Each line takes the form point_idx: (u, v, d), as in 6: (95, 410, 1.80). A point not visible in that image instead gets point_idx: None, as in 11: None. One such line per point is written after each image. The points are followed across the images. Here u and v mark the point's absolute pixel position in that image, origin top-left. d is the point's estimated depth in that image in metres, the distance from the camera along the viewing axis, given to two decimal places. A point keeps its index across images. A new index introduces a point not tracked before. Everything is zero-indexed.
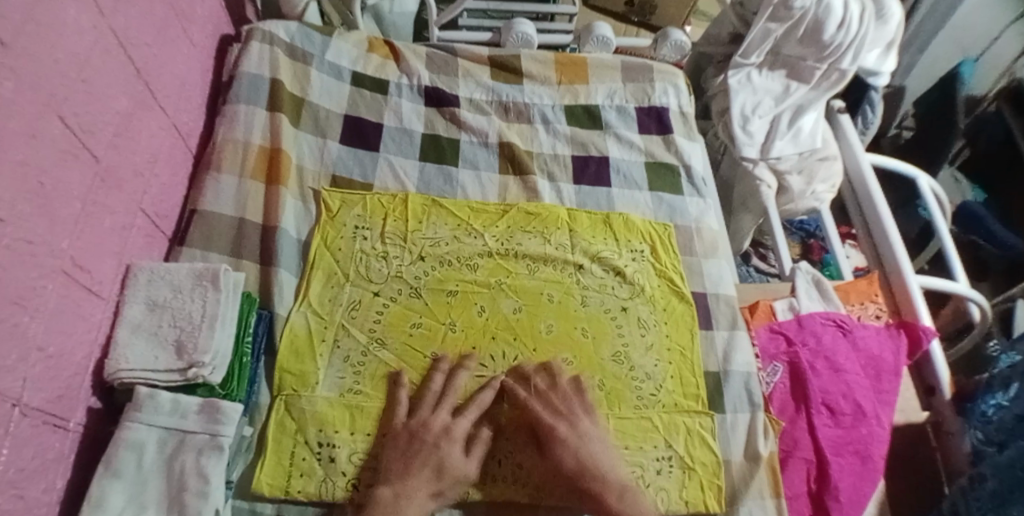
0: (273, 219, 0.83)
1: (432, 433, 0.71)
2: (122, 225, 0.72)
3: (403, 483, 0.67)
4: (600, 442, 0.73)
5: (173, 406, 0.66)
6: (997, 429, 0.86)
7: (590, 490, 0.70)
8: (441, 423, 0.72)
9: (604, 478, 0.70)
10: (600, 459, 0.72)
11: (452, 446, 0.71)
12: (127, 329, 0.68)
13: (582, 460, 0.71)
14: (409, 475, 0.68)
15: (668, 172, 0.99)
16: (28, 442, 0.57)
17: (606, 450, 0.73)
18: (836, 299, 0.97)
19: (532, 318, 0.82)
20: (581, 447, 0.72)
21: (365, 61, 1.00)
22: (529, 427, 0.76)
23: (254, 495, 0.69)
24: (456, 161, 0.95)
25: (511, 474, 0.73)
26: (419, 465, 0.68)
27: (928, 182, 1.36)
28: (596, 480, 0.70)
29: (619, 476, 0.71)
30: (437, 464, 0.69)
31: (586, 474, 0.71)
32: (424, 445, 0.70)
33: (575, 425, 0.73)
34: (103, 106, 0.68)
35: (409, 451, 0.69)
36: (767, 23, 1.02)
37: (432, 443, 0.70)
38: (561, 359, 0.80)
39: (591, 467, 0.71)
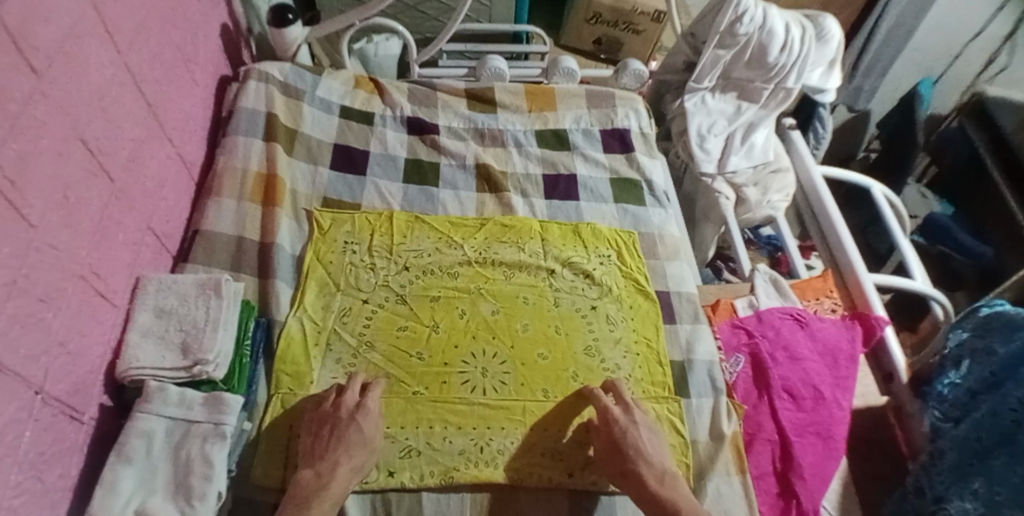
0: (269, 236, 0.91)
1: (345, 411, 0.74)
2: (133, 241, 0.79)
3: (326, 463, 0.70)
4: (651, 429, 0.78)
5: (180, 399, 0.72)
6: (951, 405, 0.93)
7: (631, 470, 0.74)
8: (352, 401, 0.75)
9: (649, 459, 0.75)
10: (646, 445, 0.76)
11: (366, 423, 0.74)
12: (137, 333, 0.75)
13: (626, 442, 0.76)
14: (333, 455, 0.71)
15: (631, 187, 1.08)
16: (47, 428, 0.63)
17: (655, 437, 0.77)
18: (792, 295, 1.06)
19: (509, 317, 0.89)
20: (629, 430, 0.77)
21: (352, 96, 1.10)
22: (510, 417, 0.81)
23: (253, 484, 0.74)
24: (437, 182, 1.04)
25: (493, 459, 0.78)
26: (340, 445, 0.71)
27: (881, 190, 1.46)
28: (641, 461, 0.74)
29: (661, 461, 0.75)
30: (354, 443, 0.72)
31: (627, 455, 0.75)
32: (339, 423, 0.73)
33: (631, 411, 0.78)
34: (119, 134, 0.77)
35: (333, 434, 0.72)
36: (715, 51, 1.12)
37: (346, 420, 0.73)
38: (541, 355, 0.86)
39: (633, 448, 0.75)
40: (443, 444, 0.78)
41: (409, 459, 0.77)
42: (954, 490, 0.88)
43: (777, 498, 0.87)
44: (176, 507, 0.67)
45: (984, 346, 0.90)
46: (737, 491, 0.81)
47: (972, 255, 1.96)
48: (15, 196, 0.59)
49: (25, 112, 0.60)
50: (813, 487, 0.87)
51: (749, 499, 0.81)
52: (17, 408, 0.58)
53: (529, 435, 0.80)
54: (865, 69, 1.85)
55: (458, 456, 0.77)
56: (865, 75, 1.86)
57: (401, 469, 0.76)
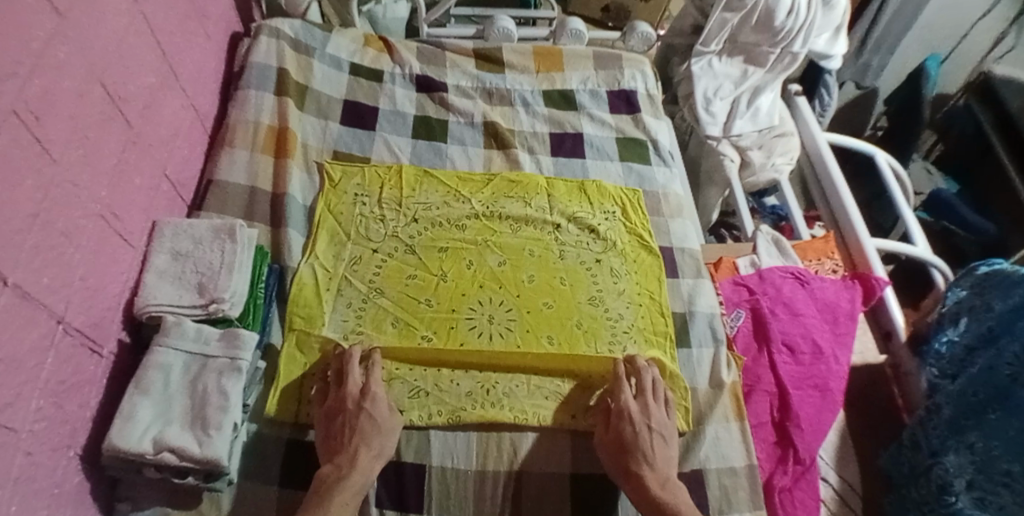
0: (281, 186, 0.93)
1: (352, 401, 0.75)
2: (148, 186, 0.81)
3: (345, 456, 0.71)
4: (663, 437, 0.77)
5: (197, 334, 0.75)
6: (948, 362, 0.95)
7: (636, 472, 0.74)
8: (355, 389, 0.76)
9: (654, 464, 0.75)
10: (655, 451, 0.76)
11: (374, 409, 0.74)
12: (154, 273, 0.78)
13: (631, 442, 0.75)
14: (351, 448, 0.72)
15: (637, 146, 1.10)
16: (68, 358, 0.65)
17: (666, 445, 0.77)
18: (794, 255, 1.07)
19: (515, 268, 0.91)
20: (642, 433, 0.76)
21: (362, 54, 1.11)
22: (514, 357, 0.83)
23: (268, 418, 0.78)
24: (445, 138, 1.06)
25: (499, 401, 0.80)
26: (354, 438, 0.72)
27: (884, 158, 1.47)
28: (648, 467, 0.74)
29: (667, 468, 0.75)
30: (369, 432, 0.73)
31: (635, 457, 0.75)
32: (348, 417, 0.74)
33: (645, 413, 0.78)
34: (135, 82, 0.78)
35: (347, 426, 0.73)
36: (723, 13, 1.14)
37: (350, 409, 0.74)
38: (546, 305, 0.88)
39: (641, 453, 0.75)
40: (450, 386, 0.80)
41: (418, 399, 0.79)
42: (949, 444, 0.91)
43: (774, 446, 0.89)
44: (193, 437, 0.69)
45: (982, 303, 0.91)
46: (735, 436, 0.84)
47: (973, 230, 1.95)
48: (38, 131, 0.61)
49: (47, 51, 0.61)
50: (809, 436, 0.89)
51: (746, 443, 0.84)
52: (38, 336, 0.60)
53: (534, 377, 0.83)
54: (874, 44, 1.84)
55: (465, 397, 0.80)
56: (873, 50, 1.85)
57: (410, 408, 0.78)
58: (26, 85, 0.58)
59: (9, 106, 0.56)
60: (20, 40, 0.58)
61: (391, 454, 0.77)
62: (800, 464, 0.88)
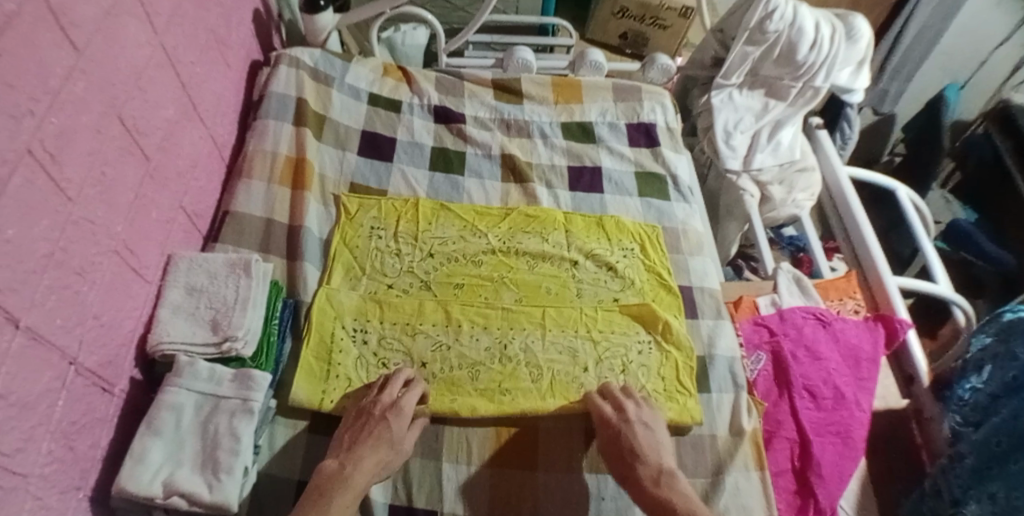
0: (298, 219, 0.92)
1: (380, 407, 0.75)
2: (165, 219, 0.81)
3: (352, 455, 0.71)
4: (648, 425, 0.78)
5: (210, 374, 0.74)
6: (972, 409, 0.91)
7: (630, 475, 0.74)
8: (389, 397, 0.76)
9: (646, 460, 0.75)
10: (644, 444, 0.76)
11: (397, 423, 0.74)
12: (168, 309, 0.77)
13: (624, 443, 0.76)
14: (360, 451, 0.71)
15: (656, 181, 1.09)
16: (80, 398, 0.64)
17: (653, 432, 0.77)
18: (815, 294, 1.05)
19: (531, 304, 0.89)
20: (625, 430, 0.76)
21: (381, 84, 1.11)
22: (530, 320, 0.87)
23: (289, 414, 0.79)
24: (463, 171, 1.05)
25: (516, 355, 0.84)
26: (370, 441, 0.72)
27: (906, 193, 1.44)
28: (639, 464, 0.74)
29: (660, 461, 0.75)
30: (384, 440, 0.72)
31: (625, 457, 0.75)
32: (371, 420, 0.74)
33: (624, 410, 0.78)
34: (155, 113, 0.78)
35: (366, 430, 0.73)
36: (744, 47, 1.12)
37: (380, 418, 0.74)
38: (561, 344, 0.86)
39: (630, 451, 0.75)
40: (470, 341, 0.85)
41: (440, 353, 0.84)
42: (971, 494, 0.89)
43: (794, 496, 0.87)
44: (204, 480, 0.68)
45: (1007, 351, 0.88)
46: (755, 486, 0.81)
47: (995, 262, 1.90)
48: (54, 170, 0.60)
49: (65, 87, 0.61)
50: (831, 485, 0.86)
51: (767, 494, 0.81)
52: (50, 378, 0.59)
53: (548, 333, 0.86)
54: (892, 72, 1.82)
55: (484, 352, 0.84)
56: (891, 77, 1.83)
57: (432, 362, 0.83)
58: (42, 124, 0.58)
59: (24, 146, 0.56)
60: (39, 79, 0.57)
61: (403, 499, 0.75)
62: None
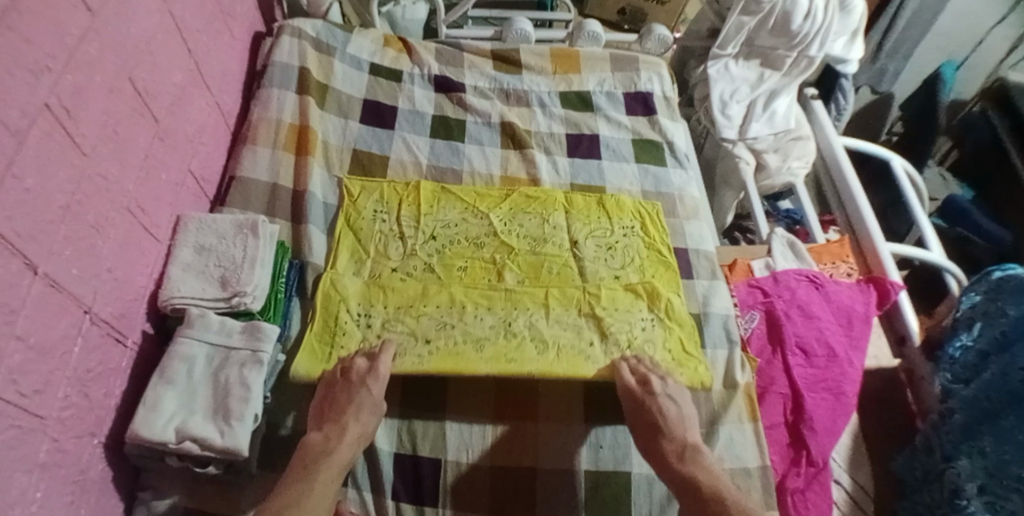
0: (302, 184, 0.94)
1: (357, 373, 0.76)
2: (174, 181, 0.83)
3: (335, 426, 0.72)
4: (673, 397, 0.79)
5: (220, 326, 0.77)
6: (962, 367, 0.94)
7: (657, 449, 0.76)
8: (364, 364, 0.77)
9: (671, 434, 0.76)
10: (670, 418, 0.77)
11: (376, 387, 0.75)
12: (179, 267, 0.79)
13: (651, 416, 0.77)
14: (345, 419, 0.73)
15: (653, 148, 1.11)
16: (95, 347, 0.67)
17: (678, 405, 0.79)
18: (809, 258, 1.07)
19: (534, 285, 0.89)
20: (652, 403, 0.77)
21: (382, 54, 1.13)
22: (534, 298, 0.86)
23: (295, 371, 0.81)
24: (463, 138, 1.07)
25: (521, 332, 0.83)
26: (351, 409, 0.73)
27: (901, 164, 1.46)
28: (664, 437, 0.76)
29: (684, 436, 0.77)
30: (364, 406, 0.74)
31: (651, 430, 0.77)
32: (349, 386, 0.75)
33: (649, 383, 0.79)
34: (163, 78, 0.80)
35: (344, 397, 0.74)
36: (740, 16, 1.14)
37: (356, 381, 0.75)
38: (566, 322, 0.84)
39: (655, 424, 0.77)
40: (473, 318, 0.84)
41: (444, 330, 0.82)
42: (963, 449, 0.90)
43: (787, 448, 0.89)
44: (215, 427, 0.71)
45: (997, 308, 0.90)
46: (749, 437, 0.84)
47: (989, 238, 1.92)
48: (70, 125, 0.62)
49: (81, 47, 0.63)
50: (823, 438, 0.89)
51: (760, 445, 0.84)
52: (67, 325, 0.62)
53: (551, 310, 0.85)
54: (890, 51, 1.82)
55: (489, 328, 0.83)
56: (890, 55, 1.83)
57: (436, 338, 0.82)
58: (59, 80, 0.60)
59: (42, 100, 0.58)
60: (55, 37, 0.59)
61: (408, 449, 0.78)
62: (813, 466, 0.88)
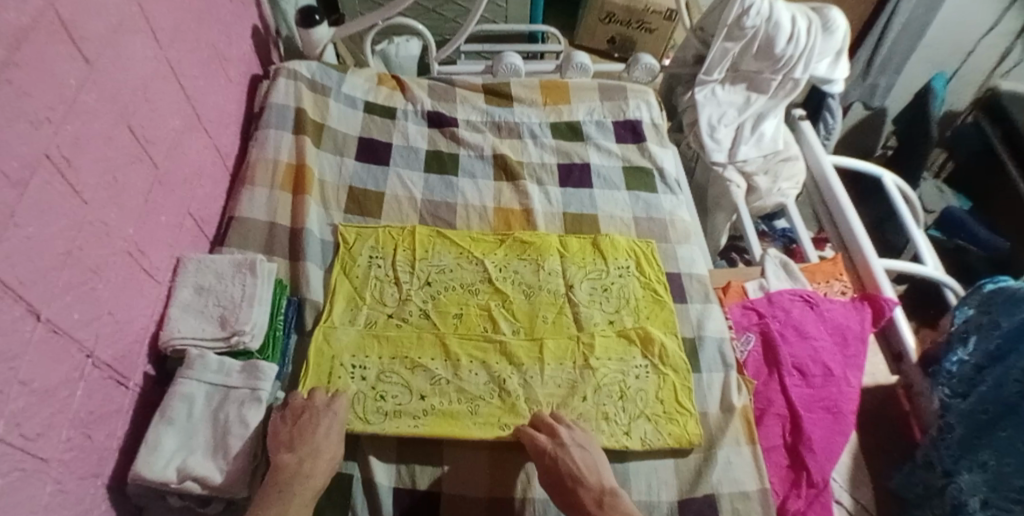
0: (299, 222, 0.96)
1: (314, 403, 0.78)
2: (174, 224, 0.85)
3: (308, 449, 0.73)
4: (583, 446, 0.78)
5: (219, 366, 0.78)
6: (958, 381, 0.92)
7: (575, 502, 0.75)
8: (321, 401, 0.78)
9: (586, 482, 0.75)
10: (580, 467, 0.76)
11: (337, 414, 0.78)
12: (179, 308, 0.81)
13: (563, 470, 0.76)
14: (312, 441, 0.74)
15: (642, 174, 1.13)
16: (97, 389, 0.68)
17: (589, 452, 0.78)
18: (802, 278, 1.08)
19: (529, 336, 0.89)
20: (559, 454, 0.76)
21: (375, 92, 1.16)
22: (529, 351, 0.87)
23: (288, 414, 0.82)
24: (456, 171, 1.09)
25: (516, 390, 0.85)
26: (317, 434, 0.75)
27: (892, 179, 1.47)
28: (580, 487, 0.75)
29: (601, 481, 0.76)
30: (326, 431, 0.76)
31: (567, 485, 0.76)
32: (315, 411, 0.77)
33: (558, 435, 0.78)
34: (161, 124, 0.83)
35: (308, 422, 0.76)
36: (723, 43, 1.17)
37: (315, 409, 0.77)
38: (560, 377, 0.86)
39: (571, 476, 0.75)
40: (469, 374, 0.85)
41: (438, 387, 0.84)
42: (963, 463, 0.89)
43: (786, 469, 0.89)
44: (215, 465, 0.72)
45: (989, 321, 0.88)
46: (747, 460, 0.84)
47: (987, 247, 1.92)
48: (71, 174, 0.65)
49: (78, 98, 0.66)
50: (823, 459, 0.88)
51: (758, 467, 0.84)
52: (69, 369, 0.63)
53: (546, 365, 0.87)
54: (880, 65, 1.83)
55: (483, 387, 0.84)
56: (880, 72, 1.85)
57: (430, 395, 0.83)
58: (58, 131, 0.62)
59: (42, 151, 0.60)
60: (53, 90, 0.62)
61: (406, 484, 0.79)
62: (814, 487, 0.87)
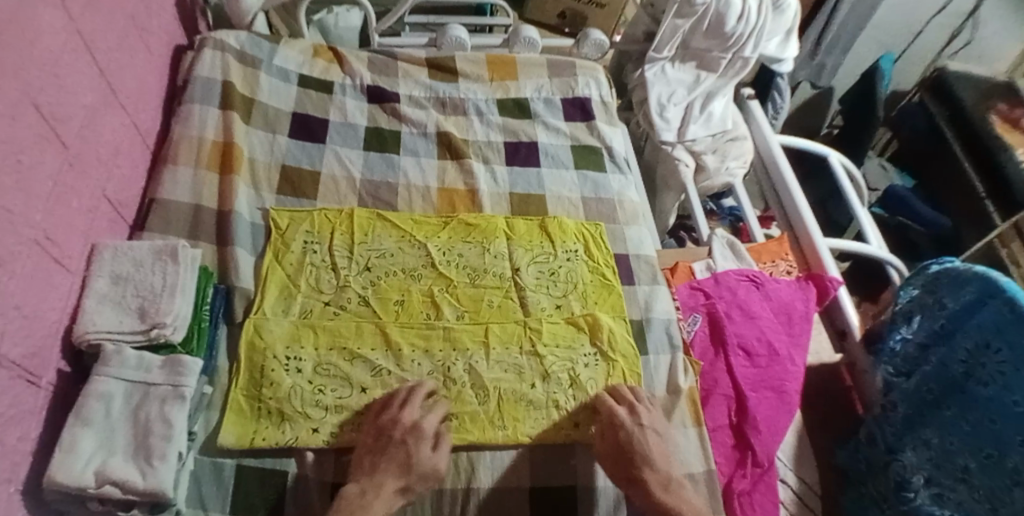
0: (227, 204, 0.90)
1: (399, 429, 0.74)
2: (88, 207, 0.78)
3: (371, 480, 0.71)
4: (658, 432, 0.80)
5: (138, 361, 0.73)
6: (903, 360, 0.94)
7: (638, 476, 0.75)
8: (410, 419, 0.75)
9: (654, 466, 0.76)
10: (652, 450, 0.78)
11: (419, 446, 0.74)
12: (94, 299, 0.74)
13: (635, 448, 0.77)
14: (381, 474, 0.71)
15: (591, 153, 1.10)
16: (9, 389, 0.61)
17: (662, 439, 0.80)
18: (748, 258, 1.08)
19: (473, 322, 0.87)
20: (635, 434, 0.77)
21: (311, 65, 1.10)
22: (474, 338, 0.85)
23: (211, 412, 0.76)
24: (398, 149, 1.04)
25: (461, 379, 0.82)
26: (392, 466, 0.72)
27: (838, 158, 1.49)
28: (648, 468, 0.76)
29: (668, 468, 0.78)
30: (402, 464, 0.72)
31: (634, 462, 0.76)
32: (391, 442, 0.74)
33: (637, 415, 0.79)
34: (72, 99, 0.75)
35: (385, 452, 0.73)
36: (674, 19, 1.15)
37: (400, 439, 0.74)
38: (506, 363, 0.84)
39: (642, 456, 0.76)
40: (412, 365, 0.82)
41: (380, 378, 0.81)
42: (906, 441, 0.92)
43: (732, 450, 0.89)
44: (137, 467, 0.66)
45: (934, 301, 0.89)
46: (693, 442, 0.84)
47: (929, 225, 1.99)
48: None
49: None
50: (766, 437, 0.89)
51: (704, 448, 0.84)
52: None
53: (492, 353, 0.84)
54: (829, 44, 1.85)
55: (427, 377, 0.81)
56: (828, 52, 1.87)
57: (373, 387, 0.80)
58: None
59: None
60: None
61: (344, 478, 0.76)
62: (759, 467, 0.88)
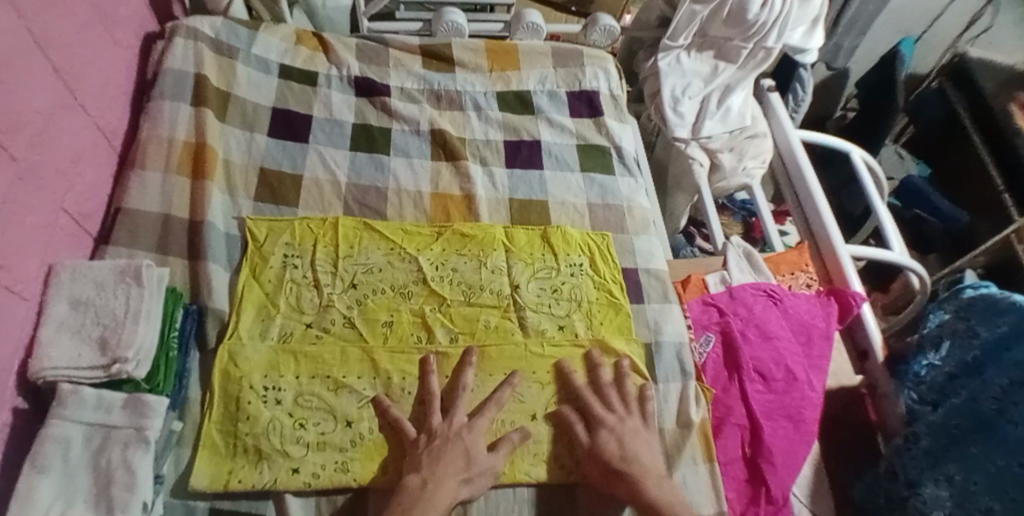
0: (199, 214, 0.82)
1: (451, 429, 0.71)
2: (45, 224, 0.70)
3: (431, 471, 0.67)
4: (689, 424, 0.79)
5: (98, 401, 0.65)
6: (929, 388, 0.86)
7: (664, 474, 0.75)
8: (458, 419, 0.72)
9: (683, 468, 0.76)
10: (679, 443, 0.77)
11: (470, 437, 0.71)
12: (52, 327, 0.67)
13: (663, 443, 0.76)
14: (438, 467, 0.68)
15: (599, 153, 1.02)
16: None
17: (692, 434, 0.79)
18: (766, 270, 1.01)
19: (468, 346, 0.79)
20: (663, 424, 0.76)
21: (294, 54, 1.00)
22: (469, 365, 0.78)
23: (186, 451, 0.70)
24: (388, 149, 0.95)
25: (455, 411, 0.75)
26: (444, 455, 0.69)
27: (860, 154, 1.39)
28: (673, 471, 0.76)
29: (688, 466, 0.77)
30: (454, 459, 0.69)
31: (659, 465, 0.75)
32: (441, 442, 0.70)
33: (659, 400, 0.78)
34: (24, 105, 0.67)
35: (436, 452, 0.69)
36: (692, 4, 1.06)
37: (452, 436, 0.71)
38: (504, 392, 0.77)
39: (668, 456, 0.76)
40: (401, 395, 0.75)
41: (368, 410, 0.74)
42: (928, 475, 0.83)
43: (744, 484, 0.83)
44: None
45: (966, 328, 0.83)
46: (704, 481, 0.78)
47: (946, 218, 1.91)
48: None
49: None
50: (783, 471, 0.82)
51: (715, 487, 0.78)
52: None
53: (489, 381, 0.77)
54: (847, 23, 1.72)
55: (418, 409, 0.75)
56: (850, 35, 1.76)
57: (359, 419, 0.73)
58: None
59: None
60: None
61: None
62: (773, 505, 0.81)
